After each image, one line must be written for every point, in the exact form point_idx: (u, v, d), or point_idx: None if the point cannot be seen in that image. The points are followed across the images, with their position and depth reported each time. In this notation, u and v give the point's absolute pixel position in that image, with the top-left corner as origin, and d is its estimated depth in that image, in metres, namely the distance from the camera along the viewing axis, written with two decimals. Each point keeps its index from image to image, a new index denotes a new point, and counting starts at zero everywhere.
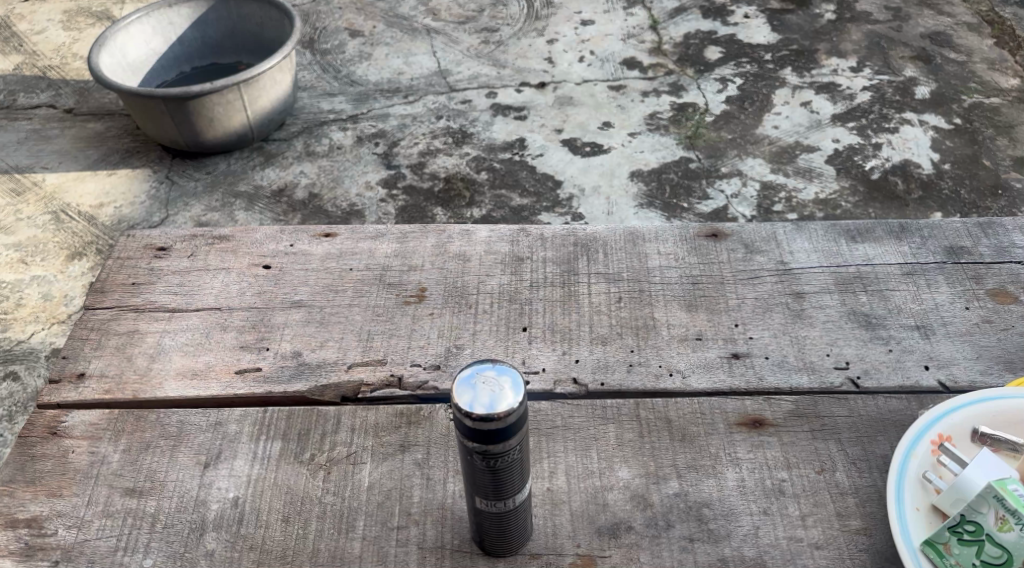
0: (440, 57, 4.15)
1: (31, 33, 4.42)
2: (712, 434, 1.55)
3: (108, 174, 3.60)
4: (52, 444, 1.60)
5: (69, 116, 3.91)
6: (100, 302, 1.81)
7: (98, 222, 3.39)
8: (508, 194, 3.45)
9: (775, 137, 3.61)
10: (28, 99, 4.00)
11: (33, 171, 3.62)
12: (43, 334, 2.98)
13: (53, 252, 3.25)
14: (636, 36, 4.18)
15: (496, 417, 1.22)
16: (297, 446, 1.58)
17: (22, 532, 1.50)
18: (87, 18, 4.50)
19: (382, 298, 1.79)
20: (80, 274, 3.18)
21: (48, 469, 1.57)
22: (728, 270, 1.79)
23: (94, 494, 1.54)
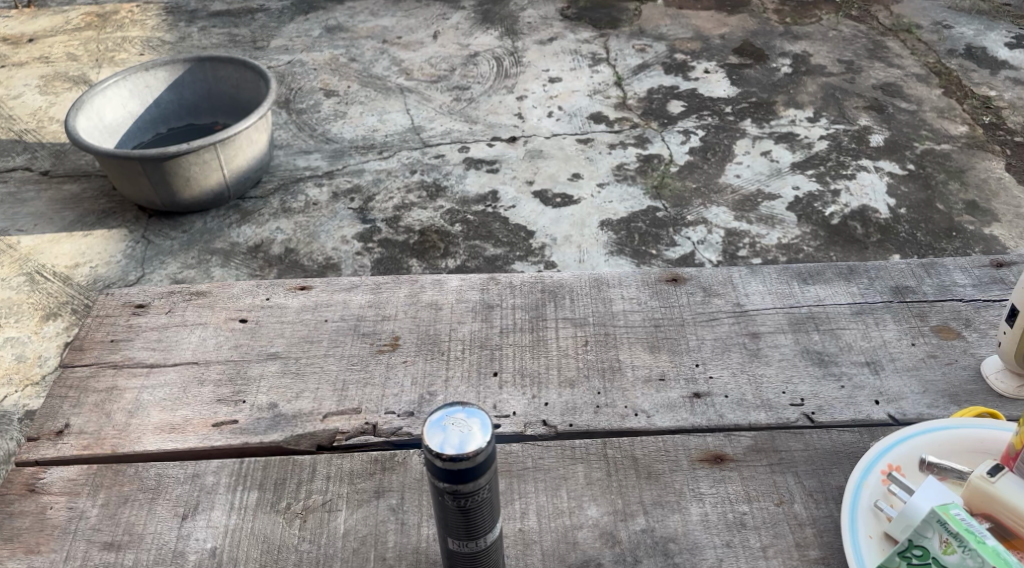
0: (413, 114, 4.24)
1: (9, 98, 4.53)
2: (676, 471, 1.59)
3: (84, 235, 3.65)
4: (30, 501, 1.62)
5: (45, 178, 3.97)
6: (80, 359, 1.85)
7: (73, 283, 3.44)
8: (482, 244, 3.52)
9: (738, 185, 3.70)
10: (4, 162, 4.07)
11: (8, 234, 3.67)
12: (16, 396, 3.03)
13: (28, 314, 3.30)
14: (602, 91, 4.29)
15: (465, 458, 1.26)
16: (273, 495, 1.61)
17: None
18: (65, 84, 4.63)
19: (357, 348, 1.84)
20: (55, 335, 3.23)
21: (25, 526, 1.60)
22: (688, 312, 1.86)
23: (72, 550, 1.57)
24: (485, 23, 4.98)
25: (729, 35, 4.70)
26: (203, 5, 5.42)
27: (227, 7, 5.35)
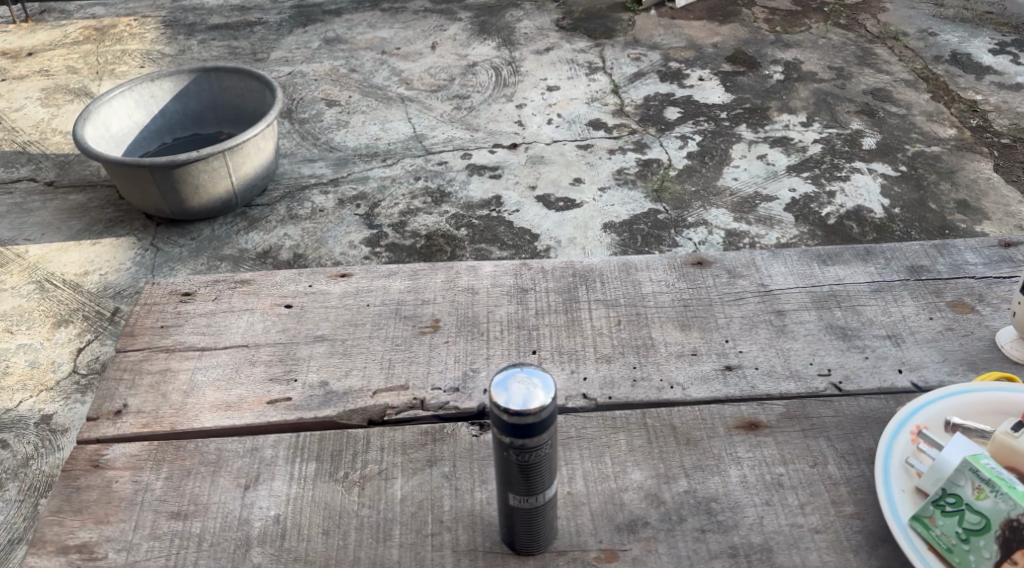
0: (415, 123, 4.33)
1: (10, 110, 4.60)
2: (713, 437, 1.69)
3: (93, 244, 3.71)
4: (96, 475, 1.74)
5: (50, 188, 4.03)
6: (133, 344, 1.96)
7: (83, 289, 3.49)
8: (488, 248, 3.60)
9: (735, 188, 3.81)
10: (9, 173, 4.13)
11: (16, 244, 3.72)
12: (31, 402, 3.06)
13: (39, 321, 3.35)
14: (600, 99, 4.40)
15: (529, 415, 1.38)
16: (331, 466, 1.74)
17: (73, 557, 1.64)
18: (65, 96, 4.70)
19: (399, 329, 1.95)
20: (67, 341, 3.27)
21: (93, 499, 1.71)
22: (715, 293, 1.95)
23: (142, 520, 1.68)
24: (482, 34, 5.09)
25: (722, 44, 4.83)
26: (201, 19, 5.49)
27: (226, 21, 5.44)
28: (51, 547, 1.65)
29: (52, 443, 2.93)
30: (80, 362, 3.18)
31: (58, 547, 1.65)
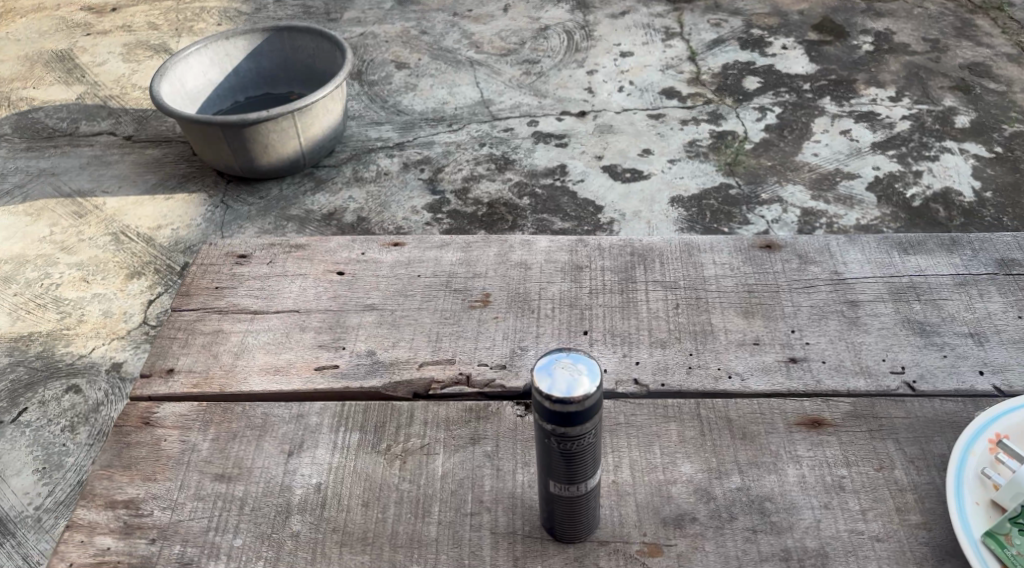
0: (483, 87, 4.21)
1: (93, 64, 4.60)
2: (772, 433, 1.61)
3: (167, 199, 3.69)
4: (146, 433, 1.81)
5: (128, 143, 4.01)
6: (187, 303, 2.03)
7: (156, 243, 3.48)
8: (550, 218, 3.50)
9: (815, 164, 3.64)
10: (89, 127, 4.11)
11: (94, 195, 3.73)
12: (103, 349, 3.08)
13: (115, 272, 3.35)
14: (675, 66, 4.23)
15: (572, 403, 1.34)
16: (374, 437, 1.77)
17: (121, 511, 1.71)
18: (145, 51, 4.67)
19: (450, 303, 1.95)
20: (140, 293, 3.27)
21: (142, 455, 1.78)
22: (783, 279, 1.84)
23: (187, 479, 1.74)
24: None
25: (808, 11, 4.61)
26: None
27: None
28: (100, 501, 1.72)
29: (121, 390, 2.94)
30: (151, 314, 3.18)
31: (107, 501, 1.72)
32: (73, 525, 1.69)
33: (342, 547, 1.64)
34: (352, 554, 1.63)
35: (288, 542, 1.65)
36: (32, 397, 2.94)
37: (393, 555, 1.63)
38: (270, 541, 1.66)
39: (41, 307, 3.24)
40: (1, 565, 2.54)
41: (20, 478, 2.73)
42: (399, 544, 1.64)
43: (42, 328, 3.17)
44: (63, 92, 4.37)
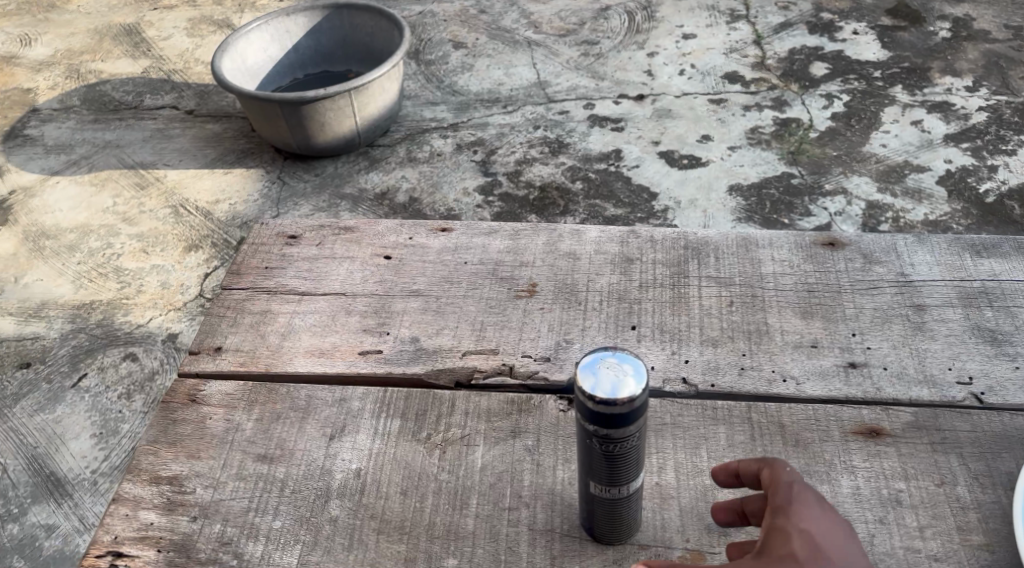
0: (540, 68, 4.14)
1: (158, 39, 4.54)
2: (827, 441, 1.56)
3: (225, 173, 3.70)
4: (192, 410, 1.80)
5: (190, 117, 4.01)
6: (238, 282, 2.02)
7: (214, 217, 3.49)
8: (603, 204, 3.43)
9: (883, 155, 3.52)
10: (153, 101, 4.11)
11: (156, 168, 3.75)
12: (160, 319, 3.10)
13: (173, 244, 3.37)
14: (740, 50, 4.12)
15: (616, 406, 1.31)
16: (414, 425, 1.74)
17: (164, 487, 1.70)
18: (210, 27, 4.59)
19: (495, 291, 1.91)
20: (197, 266, 3.28)
21: (188, 432, 1.77)
22: (846, 279, 1.79)
23: (229, 458, 1.73)
24: None
25: None
26: None
27: None
28: (145, 476, 1.71)
29: (175, 360, 2.96)
30: (207, 287, 3.19)
31: (151, 477, 1.71)
32: (118, 498, 1.69)
33: (378, 535, 1.62)
34: (389, 542, 1.61)
35: (326, 527, 1.63)
36: (91, 363, 2.97)
37: (429, 546, 1.59)
38: (308, 525, 1.64)
39: (102, 277, 3.27)
40: (58, 523, 2.59)
41: (78, 442, 2.76)
42: (436, 536, 1.60)
43: (103, 296, 3.20)
44: (129, 66, 4.34)
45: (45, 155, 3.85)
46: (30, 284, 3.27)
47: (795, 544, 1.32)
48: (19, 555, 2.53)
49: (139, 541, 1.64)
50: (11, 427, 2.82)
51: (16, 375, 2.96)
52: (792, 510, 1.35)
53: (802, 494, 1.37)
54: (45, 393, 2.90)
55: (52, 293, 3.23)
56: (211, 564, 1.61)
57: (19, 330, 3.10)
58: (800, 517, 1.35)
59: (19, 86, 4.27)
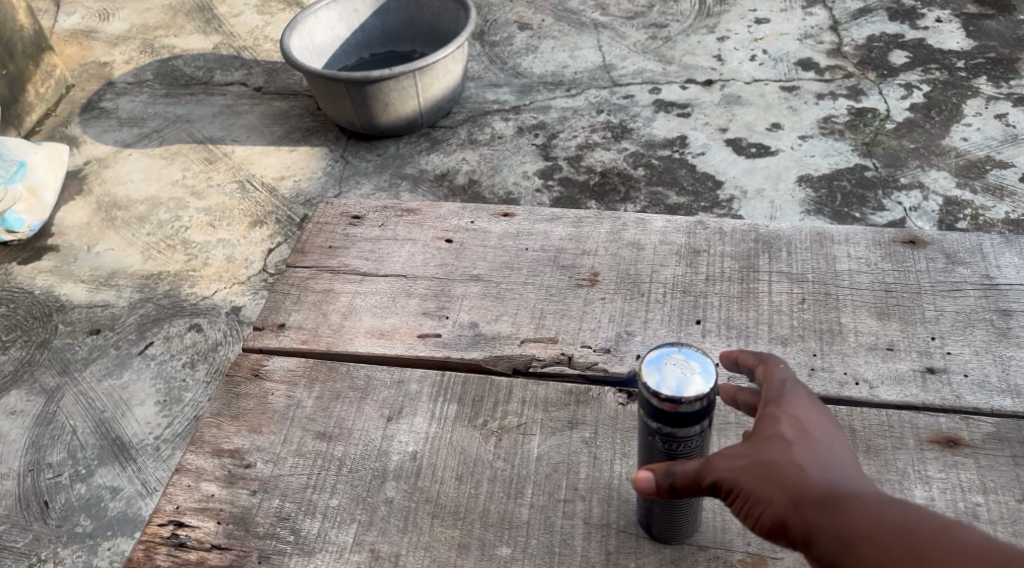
0: (606, 51, 4.07)
1: (229, 15, 4.56)
2: (900, 449, 1.50)
3: (290, 150, 3.72)
4: (255, 385, 1.80)
5: (258, 94, 4.04)
6: (302, 260, 2.02)
7: (278, 194, 3.51)
8: (666, 191, 3.37)
9: (963, 149, 3.39)
10: (223, 76, 4.15)
11: (224, 143, 3.78)
12: (224, 292, 3.13)
13: (239, 219, 3.40)
14: (815, 36, 4.00)
15: (683, 406, 1.32)
16: (471, 411, 1.72)
17: (226, 460, 1.70)
18: (280, 3, 4.58)
19: (556, 279, 1.88)
20: (261, 240, 3.31)
21: (250, 407, 1.77)
22: (926, 280, 1.72)
23: (290, 434, 1.72)
24: None
25: None
26: None
27: None
28: (207, 448, 1.72)
29: (238, 333, 2.98)
30: (271, 262, 3.21)
31: (213, 449, 1.72)
32: (181, 469, 1.70)
33: (433, 519, 1.60)
34: (443, 527, 1.59)
35: (382, 508, 1.62)
36: (158, 332, 3.02)
37: (484, 533, 1.58)
38: (364, 505, 1.63)
39: (171, 248, 3.31)
40: (120, 487, 2.63)
41: (142, 409, 2.81)
42: (490, 523, 1.58)
43: (169, 268, 3.24)
44: (201, 42, 4.38)
45: (118, 128, 3.91)
46: (102, 253, 3.32)
47: (784, 426, 1.37)
48: (84, 515, 2.58)
49: (200, 512, 1.65)
50: (80, 391, 2.87)
51: (85, 340, 3.02)
52: (780, 397, 1.40)
53: (794, 387, 1.42)
54: (113, 359, 2.95)
55: (123, 263, 3.28)
56: (269, 539, 1.61)
57: (89, 298, 3.16)
58: (792, 405, 1.39)
59: (95, 60, 4.34)
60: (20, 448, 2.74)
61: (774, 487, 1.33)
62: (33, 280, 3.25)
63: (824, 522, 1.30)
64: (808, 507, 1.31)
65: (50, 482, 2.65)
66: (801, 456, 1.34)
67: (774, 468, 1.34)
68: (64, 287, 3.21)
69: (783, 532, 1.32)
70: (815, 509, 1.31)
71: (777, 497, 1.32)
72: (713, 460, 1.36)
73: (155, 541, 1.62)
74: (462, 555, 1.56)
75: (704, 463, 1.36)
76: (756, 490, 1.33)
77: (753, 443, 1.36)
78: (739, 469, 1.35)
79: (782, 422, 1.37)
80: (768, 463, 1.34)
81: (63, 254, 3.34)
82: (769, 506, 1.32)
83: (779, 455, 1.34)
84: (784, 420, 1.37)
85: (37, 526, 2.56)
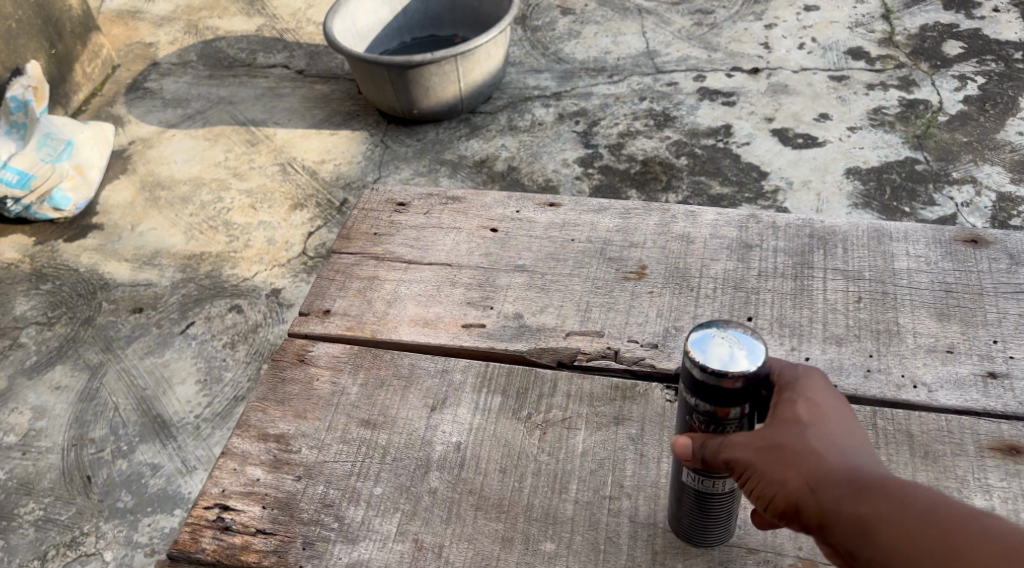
0: (650, 38, 4.01)
1: None
2: (960, 455, 1.46)
3: (332, 133, 3.72)
4: (300, 370, 1.80)
5: (300, 77, 4.04)
6: (347, 247, 2.01)
7: (320, 177, 3.51)
8: (709, 181, 3.32)
9: (1019, 144, 3.31)
10: (266, 59, 4.15)
11: (267, 126, 3.78)
12: (266, 274, 3.14)
13: (281, 202, 3.40)
14: (866, 24, 3.91)
15: (726, 385, 1.31)
16: (515, 403, 1.70)
17: (271, 445, 1.70)
18: None
19: (603, 272, 1.86)
20: (302, 224, 3.31)
21: (295, 393, 1.77)
22: (989, 281, 1.68)
23: (334, 420, 1.72)
24: None
25: None
26: None
27: None
28: (253, 432, 1.72)
29: (280, 315, 2.99)
30: (312, 245, 3.21)
31: (259, 434, 1.72)
32: (226, 452, 1.70)
33: (476, 511, 1.59)
34: (486, 519, 1.58)
35: (425, 498, 1.61)
36: (199, 312, 3.03)
37: (527, 527, 1.56)
38: (408, 494, 1.62)
39: (214, 229, 3.33)
40: (160, 465, 2.65)
41: (184, 388, 2.82)
42: (535, 517, 1.57)
43: (212, 249, 3.25)
44: (245, 23, 4.38)
45: (164, 109, 3.93)
46: (146, 233, 3.35)
47: (805, 412, 1.34)
48: (126, 491, 2.60)
49: (246, 496, 1.65)
50: (123, 368, 2.90)
51: (129, 319, 3.04)
52: (798, 378, 1.37)
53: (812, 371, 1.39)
54: (155, 338, 2.97)
55: (166, 243, 3.30)
56: (312, 525, 1.60)
57: (133, 276, 3.18)
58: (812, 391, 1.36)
59: (141, 41, 4.36)
60: (64, 424, 2.77)
61: (788, 471, 1.31)
62: (78, 258, 3.28)
63: (837, 506, 1.27)
64: (823, 489, 1.29)
65: (93, 458, 2.68)
66: (817, 441, 1.32)
67: (792, 451, 1.31)
68: (109, 265, 3.24)
69: (798, 517, 1.30)
70: (831, 492, 1.28)
71: (791, 481, 1.30)
72: (727, 440, 1.35)
73: (202, 523, 1.63)
74: (506, 549, 1.54)
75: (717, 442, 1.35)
76: (771, 472, 1.31)
77: (768, 424, 1.34)
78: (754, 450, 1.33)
79: (798, 404, 1.34)
80: (783, 446, 1.32)
81: (108, 233, 3.37)
82: (783, 490, 1.31)
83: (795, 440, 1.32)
84: (802, 402, 1.35)
85: (80, 500, 2.59)
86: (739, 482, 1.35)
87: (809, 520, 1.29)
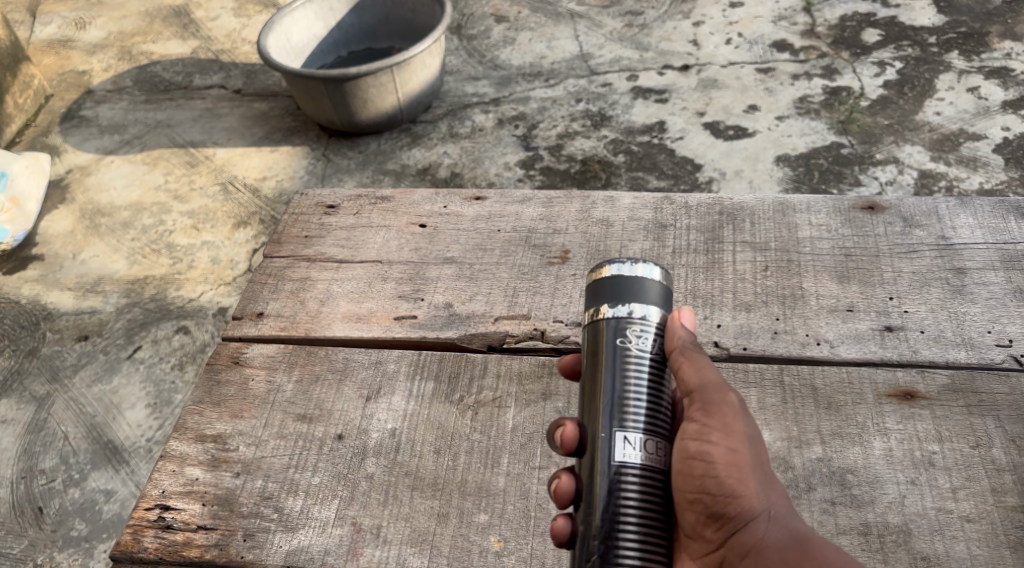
0: (583, 41, 4.06)
1: (206, 19, 4.56)
2: (860, 404, 1.65)
3: (272, 150, 3.74)
4: (235, 372, 1.83)
5: (237, 96, 4.06)
6: (278, 250, 2.03)
7: (260, 194, 3.53)
8: (645, 176, 3.41)
9: (937, 124, 3.42)
10: (201, 80, 4.16)
11: (205, 146, 3.80)
12: (211, 293, 3.15)
13: (222, 221, 3.42)
14: (788, 18, 4.00)
15: (635, 280, 1.46)
16: (448, 387, 1.76)
17: (209, 446, 1.74)
18: (257, 4, 4.58)
19: (529, 258, 1.92)
20: (245, 241, 3.33)
21: (230, 394, 1.80)
22: (885, 243, 1.84)
23: (270, 418, 1.76)
24: None
25: None
26: None
27: None
28: (191, 434, 1.76)
29: None
30: (255, 262, 3.24)
31: (197, 435, 1.75)
32: (165, 455, 1.73)
33: (412, 492, 1.65)
34: (421, 498, 1.64)
35: (363, 484, 1.67)
36: (146, 336, 3.04)
37: (462, 502, 1.63)
38: (346, 482, 1.67)
39: (155, 253, 3.33)
40: (115, 489, 2.67)
41: (134, 412, 2.84)
42: (468, 492, 1.64)
43: (155, 272, 3.26)
44: (180, 47, 4.38)
45: (99, 136, 3.93)
46: (88, 260, 3.34)
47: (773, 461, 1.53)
48: (79, 519, 2.62)
49: (185, 496, 1.69)
50: (71, 397, 2.90)
51: (75, 347, 3.04)
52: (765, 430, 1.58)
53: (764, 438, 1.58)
54: (102, 365, 2.98)
55: (108, 269, 3.30)
56: (252, 518, 1.65)
57: (76, 305, 3.18)
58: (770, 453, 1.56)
59: (73, 69, 4.34)
60: (13, 457, 2.77)
61: (759, 482, 1.47)
62: (19, 290, 3.27)
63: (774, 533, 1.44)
64: (770, 513, 1.45)
65: (44, 488, 2.68)
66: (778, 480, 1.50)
67: (766, 472, 1.48)
68: (51, 295, 3.23)
69: (729, 515, 1.45)
70: (774, 521, 1.45)
71: (754, 491, 1.46)
72: (732, 417, 1.48)
73: (143, 524, 1.67)
74: (441, 524, 1.62)
75: (731, 401, 1.49)
76: (746, 471, 1.46)
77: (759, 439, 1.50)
78: (745, 443, 1.47)
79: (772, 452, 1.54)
80: (764, 461, 1.49)
81: (48, 263, 3.36)
82: (742, 490, 1.46)
83: (770, 468, 1.50)
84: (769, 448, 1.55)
85: (32, 532, 2.60)
86: (710, 457, 1.46)
87: (738, 526, 1.45)
